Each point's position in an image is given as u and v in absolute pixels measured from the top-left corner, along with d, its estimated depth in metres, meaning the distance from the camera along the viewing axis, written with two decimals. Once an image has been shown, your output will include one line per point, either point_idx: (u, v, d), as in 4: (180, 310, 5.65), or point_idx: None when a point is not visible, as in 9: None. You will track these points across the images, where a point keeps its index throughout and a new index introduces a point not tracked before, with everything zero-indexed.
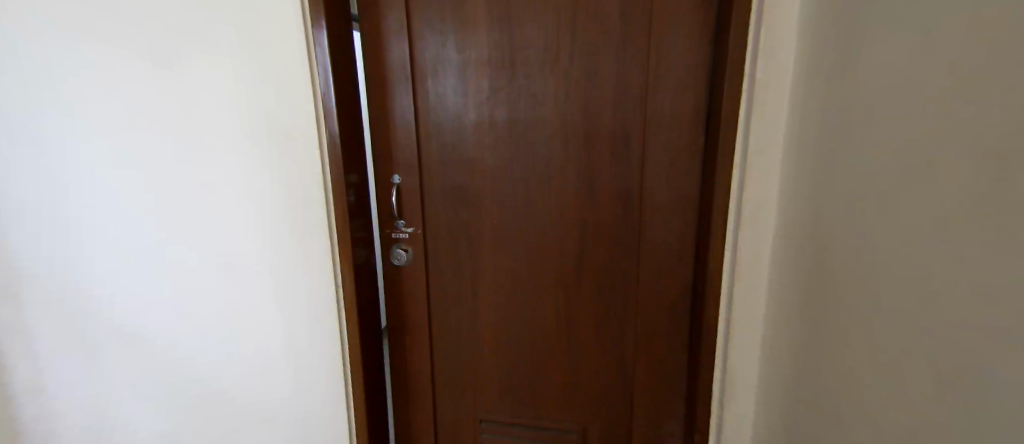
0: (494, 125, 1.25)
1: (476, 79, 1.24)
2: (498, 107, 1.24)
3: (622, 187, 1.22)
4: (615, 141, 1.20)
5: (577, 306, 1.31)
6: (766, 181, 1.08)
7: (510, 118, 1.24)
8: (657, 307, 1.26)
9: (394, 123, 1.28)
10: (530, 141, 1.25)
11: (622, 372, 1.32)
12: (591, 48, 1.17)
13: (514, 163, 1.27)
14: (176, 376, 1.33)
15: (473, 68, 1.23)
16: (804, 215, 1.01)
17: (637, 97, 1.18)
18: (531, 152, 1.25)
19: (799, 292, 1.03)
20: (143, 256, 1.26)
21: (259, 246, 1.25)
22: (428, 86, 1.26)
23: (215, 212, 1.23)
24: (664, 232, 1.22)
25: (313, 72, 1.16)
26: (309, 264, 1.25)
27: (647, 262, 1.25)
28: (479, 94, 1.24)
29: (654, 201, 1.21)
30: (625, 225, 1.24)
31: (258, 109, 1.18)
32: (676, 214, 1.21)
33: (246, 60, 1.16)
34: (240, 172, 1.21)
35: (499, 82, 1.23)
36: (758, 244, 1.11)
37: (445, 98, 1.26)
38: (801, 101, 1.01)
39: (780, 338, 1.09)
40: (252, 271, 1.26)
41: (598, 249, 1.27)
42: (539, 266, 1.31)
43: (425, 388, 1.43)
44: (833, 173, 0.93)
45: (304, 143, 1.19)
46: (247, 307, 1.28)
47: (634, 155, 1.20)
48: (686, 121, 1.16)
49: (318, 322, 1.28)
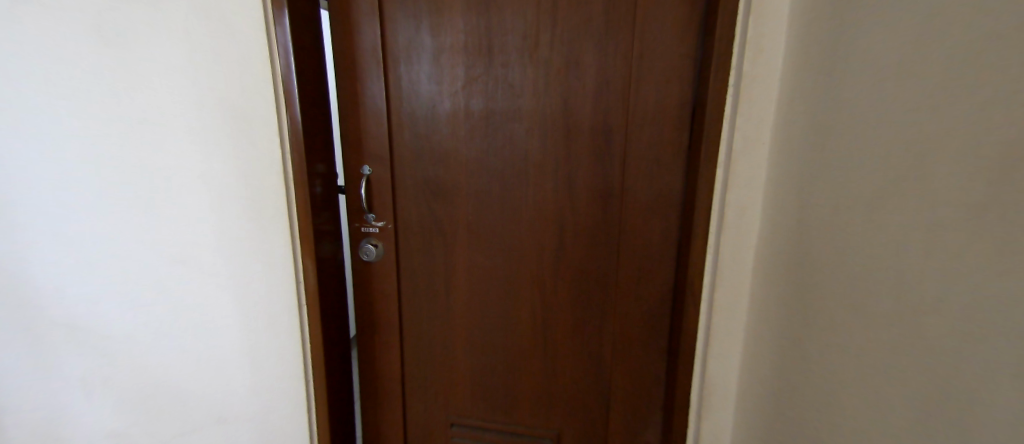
0: (469, 116, 1.19)
1: (452, 66, 1.17)
2: (473, 96, 1.18)
3: (603, 182, 1.16)
4: (597, 135, 1.14)
5: (554, 306, 1.25)
6: (751, 182, 1.01)
7: (487, 107, 1.18)
8: (635, 309, 1.21)
9: (364, 111, 1.21)
10: (508, 132, 1.18)
11: (598, 377, 1.27)
12: (572, 36, 1.11)
13: (490, 156, 1.20)
14: (128, 373, 1.26)
15: (447, 54, 1.16)
16: (788, 220, 0.94)
17: (621, 86, 1.11)
18: (509, 144, 1.19)
19: (782, 302, 0.97)
20: (94, 248, 1.19)
21: (215, 238, 1.17)
22: (400, 73, 1.19)
23: (169, 201, 1.16)
24: (643, 233, 1.16)
25: (272, 53, 1.08)
26: (268, 258, 1.18)
27: (625, 265, 1.19)
28: (453, 82, 1.17)
29: (633, 200, 1.15)
30: (603, 225, 1.18)
31: (215, 92, 1.11)
32: (656, 215, 1.15)
33: (202, 41, 1.08)
34: (195, 159, 1.13)
35: (475, 69, 1.16)
36: (741, 250, 1.04)
37: (419, 86, 1.19)
38: (788, 98, 0.94)
39: (760, 350, 1.03)
40: (208, 264, 1.19)
41: (576, 250, 1.21)
42: (513, 264, 1.25)
43: (395, 389, 1.37)
44: (818, 176, 0.87)
45: (263, 129, 1.11)
46: (202, 302, 1.21)
47: (614, 149, 1.14)
48: (671, 116, 1.10)
49: (279, 319, 1.21)
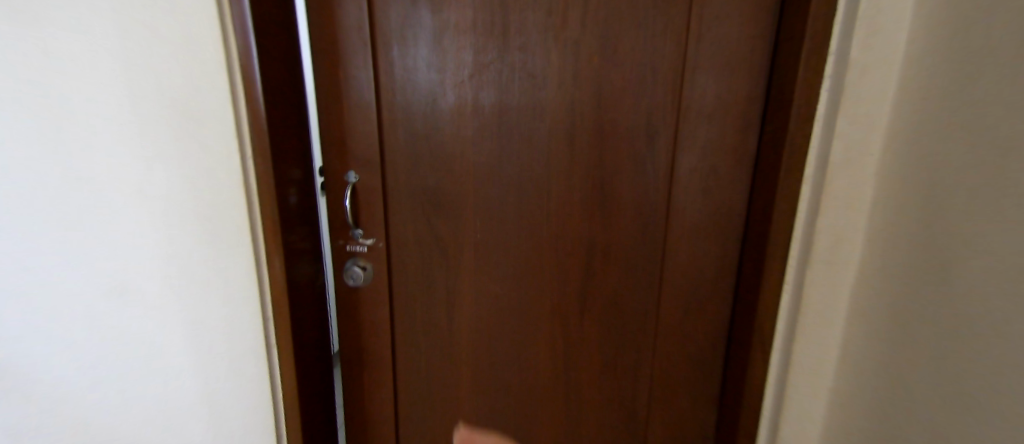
0: (478, 111, 0.96)
1: (456, 50, 0.94)
2: (483, 87, 0.95)
3: (643, 196, 0.94)
4: (640, 136, 0.91)
5: (579, 343, 1.04)
6: (851, 210, 0.73)
7: (500, 101, 0.95)
8: (679, 349, 0.99)
9: (349, 105, 0.98)
10: (525, 132, 0.96)
11: (632, 427, 1.06)
12: (610, 12, 0.87)
13: (503, 161, 0.98)
14: (66, 419, 1.05)
15: (450, 34, 0.93)
16: (913, 260, 0.67)
17: (673, 75, 0.88)
18: (526, 146, 0.96)
19: (894, 372, 0.70)
20: (13, 275, 0.96)
21: (159, 265, 0.93)
22: (393, 58, 0.96)
23: (97, 218, 0.92)
24: (691, 257, 0.94)
25: (227, 30, 0.83)
26: (227, 289, 0.94)
27: (669, 296, 0.97)
28: (459, 70, 0.95)
29: (680, 216, 0.93)
30: (641, 247, 0.96)
31: (151, 79, 0.85)
32: (708, 235, 0.93)
33: (132, 12, 0.83)
34: (127, 166, 0.88)
35: (486, 54, 0.93)
36: (829, 299, 0.77)
37: (416, 74, 0.96)
38: (918, 89, 0.66)
39: (853, 426, 0.77)
40: (152, 296, 0.96)
41: (608, 276, 0.99)
42: (530, 292, 1.04)
43: (388, 435, 1.16)
44: (975, 205, 0.60)
45: (215, 128, 0.86)
46: (149, 340, 0.99)
47: (657, 154, 0.92)
48: (735, 114, 0.87)
49: (244, 360, 0.99)
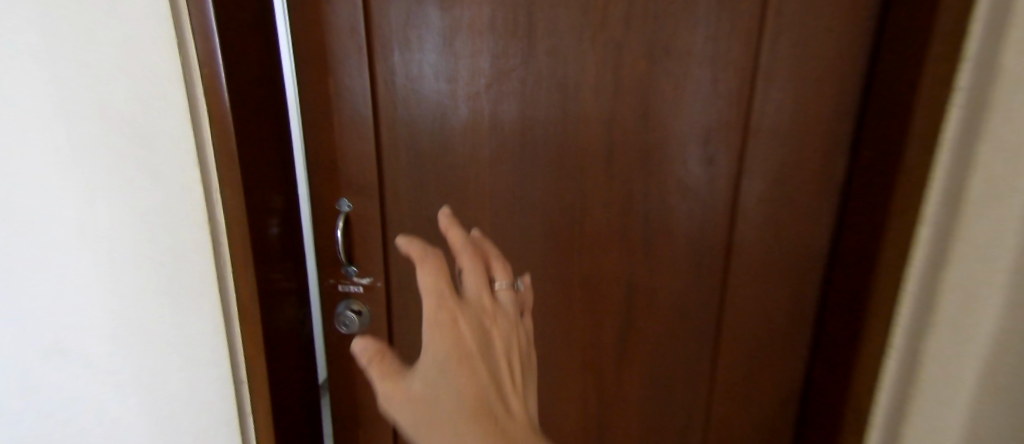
0: (496, 130, 0.80)
1: (471, 56, 0.78)
2: (503, 100, 0.79)
3: (698, 231, 0.78)
4: (695, 162, 0.75)
5: (617, 401, 0.88)
6: (994, 263, 0.55)
7: (523, 117, 0.79)
8: (737, 412, 0.84)
9: (342, 122, 0.82)
10: (554, 154, 0.79)
11: None
12: (663, 9, 0.71)
13: (527, 188, 0.82)
14: None
15: (464, 36, 0.77)
16: None
17: (737, 88, 0.72)
18: (555, 171, 0.80)
19: None
20: None
21: (106, 321, 0.76)
22: (394, 64, 0.80)
23: (27, 265, 0.74)
24: (754, 308, 0.78)
25: (182, 33, 0.64)
26: (191, 350, 0.77)
27: (729, 352, 0.81)
28: (473, 79, 0.78)
29: (740, 263, 0.77)
30: (695, 293, 0.80)
31: (85, 93, 0.66)
32: (777, 285, 0.77)
33: (53, 5, 0.63)
34: (60, 201, 0.70)
35: (507, 60, 0.77)
36: (955, 374, 0.60)
37: (421, 85, 0.80)
38: None
39: None
40: (98, 357, 0.78)
41: (654, 326, 0.83)
42: (559, 344, 0.87)
43: None
44: None
45: (169, 155, 0.68)
46: (96, 409, 0.81)
47: (715, 190, 0.76)
48: (816, 135, 0.70)
49: (213, 432, 0.82)
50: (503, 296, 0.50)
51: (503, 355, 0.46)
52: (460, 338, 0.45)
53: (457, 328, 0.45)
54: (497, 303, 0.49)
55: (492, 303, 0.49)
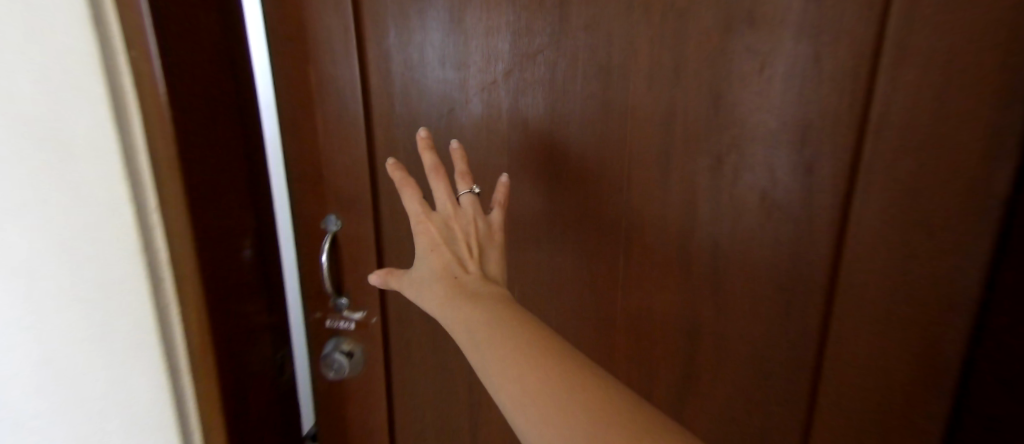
0: (517, 129, 0.63)
1: (485, 34, 0.60)
2: (526, 91, 0.61)
3: (788, 264, 0.58)
4: (790, 174, 0.55)
5: None
6: None
7: (551, 113, 0.61)
8: None
9: (327, 123, 0.67)
10: (592, 160, 0.62)
11: None
12: None
13: (559, 203, 0.65)
14: None
15: (476, 9, 0.60)
16: None
17: (854, 72, 0.50)
18: (596, 183, 0.62)
19: None
20: None
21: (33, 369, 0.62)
22: (390, 48, 0.64)
23: None
24: (867, 366, 0.59)
25: (104, 7, 0.49)
26: (136, 407, 0.63)
27: (828, 415, 0.62)
28: (487, 65, 0.61)
29: (848, 311, 0.57)
30: (781, 339, 0.62)
31: None
32: (903, 345, 0.56)
33: None
34: None
35: (531, 39, 0.59)
36: None
37: (423, 72, 0.64)
38: None
39: None
40: (29, 411, 0.64)
41: (724, 375, 0.66)
42: None
43: None
44: None
45: (91, 169, 0.53)
46: None
47: (818, 217, 0.56)
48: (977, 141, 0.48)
49: None
50: (469, 206, 0.54)
51: (463, 239, 0.53)
52: (431, 234, 0.53)
53: (427, 225, 0.53)
54: (460, 208, 0.54)
55: (457, 212, 0.54)
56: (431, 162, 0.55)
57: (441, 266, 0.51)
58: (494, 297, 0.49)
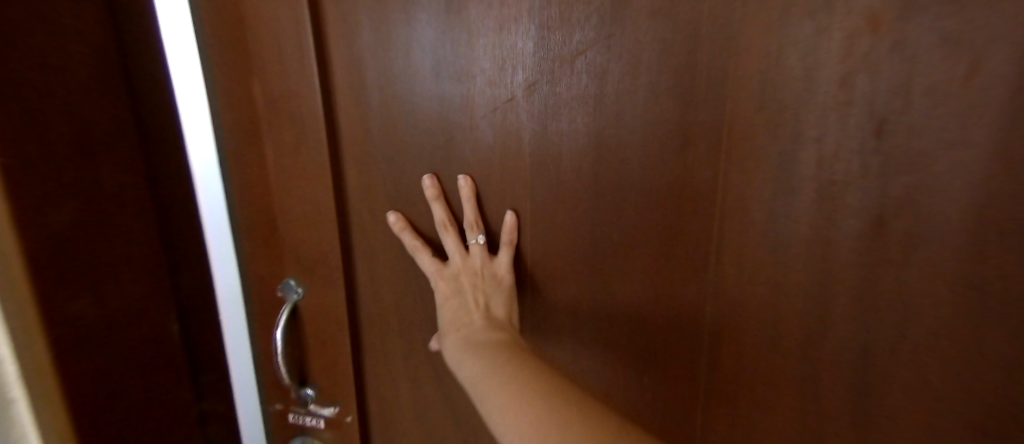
0: (548, 164, 0.43)
1: (500, 27, 0.41)
2: (561, 110, 0.41)
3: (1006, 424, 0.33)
4: None
5: None
6: None
7: (600, 142, 0.41)
8: None
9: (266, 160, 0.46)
10: (660, 209, 0.41)
11: None
12: None
13: (608, 269, 0.45)
14: None
15: None
16: None
17: None
18: (663, 244, 0.42)
19: None
20: None
21: None
22: (366, 50, 0.44)
23: None
24: None
25: None
26: None
27: None
28: (504, 72, 0.41)
29: None
30: None
31: None
32: None
33: None
34: None
35: (569, 31, 0.39)
36: None
37: (412, 84, 0.44)
38: None
39: None
40: None
41: None
42: None
43: None
44: None
45: None
46: None
47: None
48: None
49: None
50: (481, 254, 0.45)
51: (474, 290, 0.45)
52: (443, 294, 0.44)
53: (438, 287, 0.45)
54: (469, 259, 0.45)
55: (469, 265, 0.45)
56: (439, 210, 0.45)
57: (450, 320, 0.44)
58: (500, 345, 0.40)
